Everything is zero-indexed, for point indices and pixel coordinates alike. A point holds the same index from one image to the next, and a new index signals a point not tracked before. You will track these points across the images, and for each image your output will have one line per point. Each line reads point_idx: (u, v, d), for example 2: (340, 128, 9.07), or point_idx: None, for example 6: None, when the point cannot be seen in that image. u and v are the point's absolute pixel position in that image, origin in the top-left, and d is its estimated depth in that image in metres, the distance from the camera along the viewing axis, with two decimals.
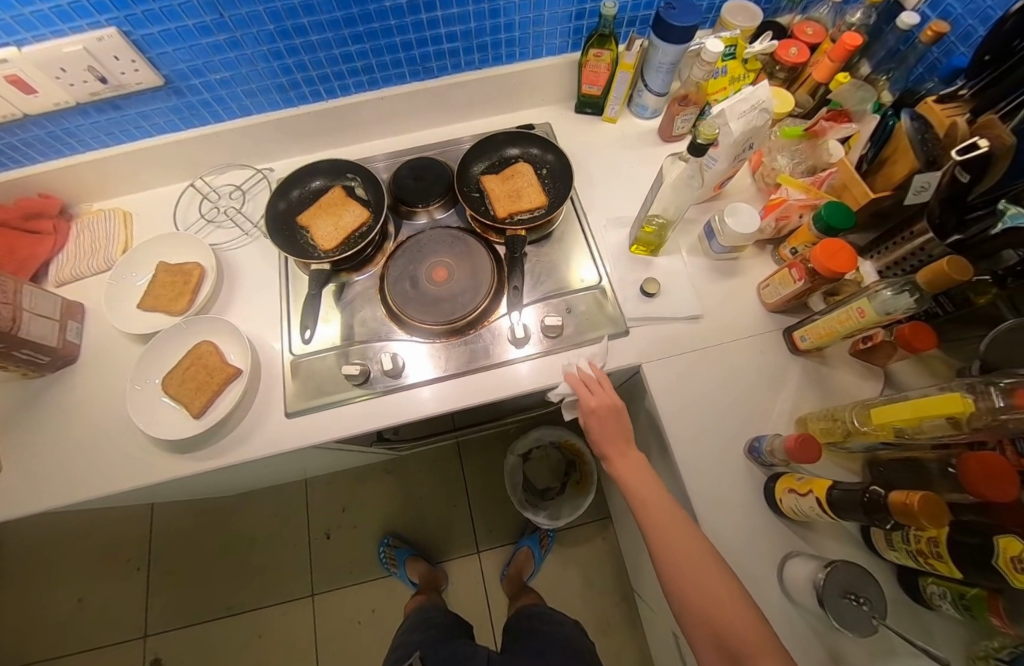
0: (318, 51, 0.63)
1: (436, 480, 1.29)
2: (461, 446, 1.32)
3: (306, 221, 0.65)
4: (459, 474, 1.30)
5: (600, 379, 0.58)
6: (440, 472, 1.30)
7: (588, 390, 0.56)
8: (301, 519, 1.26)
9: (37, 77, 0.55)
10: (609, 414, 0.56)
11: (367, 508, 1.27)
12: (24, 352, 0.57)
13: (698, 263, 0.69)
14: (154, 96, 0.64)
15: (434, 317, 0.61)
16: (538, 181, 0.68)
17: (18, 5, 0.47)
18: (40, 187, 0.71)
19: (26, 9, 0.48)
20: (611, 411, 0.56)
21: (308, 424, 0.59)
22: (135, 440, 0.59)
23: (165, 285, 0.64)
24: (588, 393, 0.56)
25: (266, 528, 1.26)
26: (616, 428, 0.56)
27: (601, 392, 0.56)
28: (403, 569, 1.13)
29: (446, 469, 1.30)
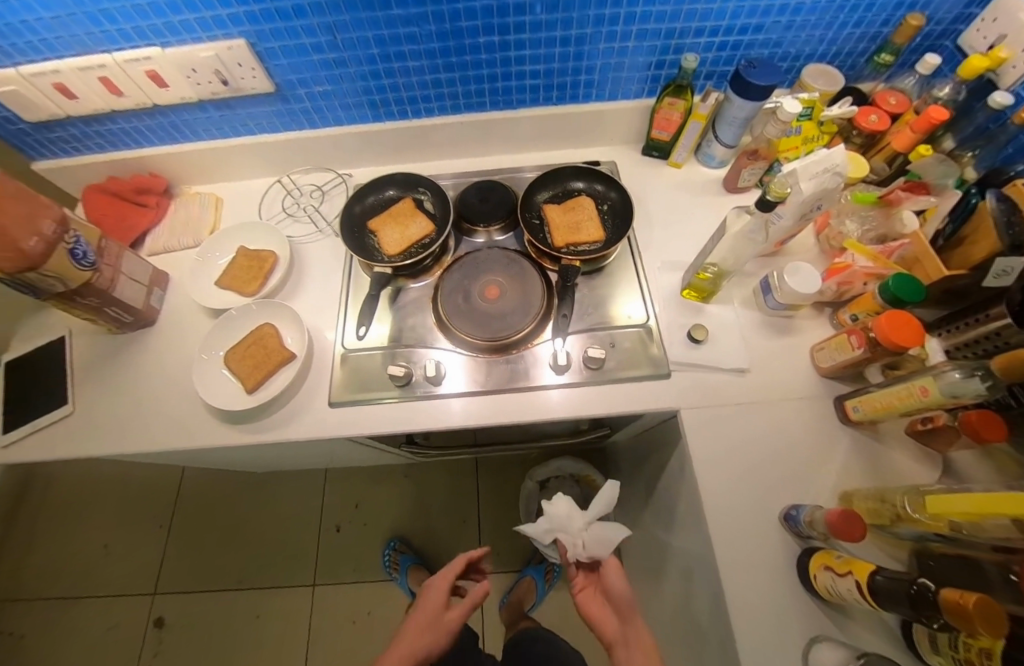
0: (412, 75, 0.69)
1: (449, 492, 1.30)
2: (478, 462, 1.33)
3: (375, 227, 0.70)
4: (472, 489, 1.30)
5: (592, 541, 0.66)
6: (454, 484, 1.31)
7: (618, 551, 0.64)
8: (315, 506, 1.29)
9: (171, 74, 0.65)
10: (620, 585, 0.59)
11: (380, 507, 1.29)
12: (112, 310, 0.66)
13: (751, 317, 0.68)
14: (263, 100, 0.71)
15: (482, 333, 0.63)
16: (597, 216, 0.70)
17: (178, 10, 0.56)
18: (152, 167, 0.80)
19: (175, 17, 0.57)
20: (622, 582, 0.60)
21: (348, 417, 0.61)
22: (191, 406, 0.64)
23: (242, 268, 0.71)
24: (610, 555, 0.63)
25: (280, 510, 1.30)
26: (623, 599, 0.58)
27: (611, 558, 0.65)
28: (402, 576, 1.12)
29: (461, 483, 1.31)
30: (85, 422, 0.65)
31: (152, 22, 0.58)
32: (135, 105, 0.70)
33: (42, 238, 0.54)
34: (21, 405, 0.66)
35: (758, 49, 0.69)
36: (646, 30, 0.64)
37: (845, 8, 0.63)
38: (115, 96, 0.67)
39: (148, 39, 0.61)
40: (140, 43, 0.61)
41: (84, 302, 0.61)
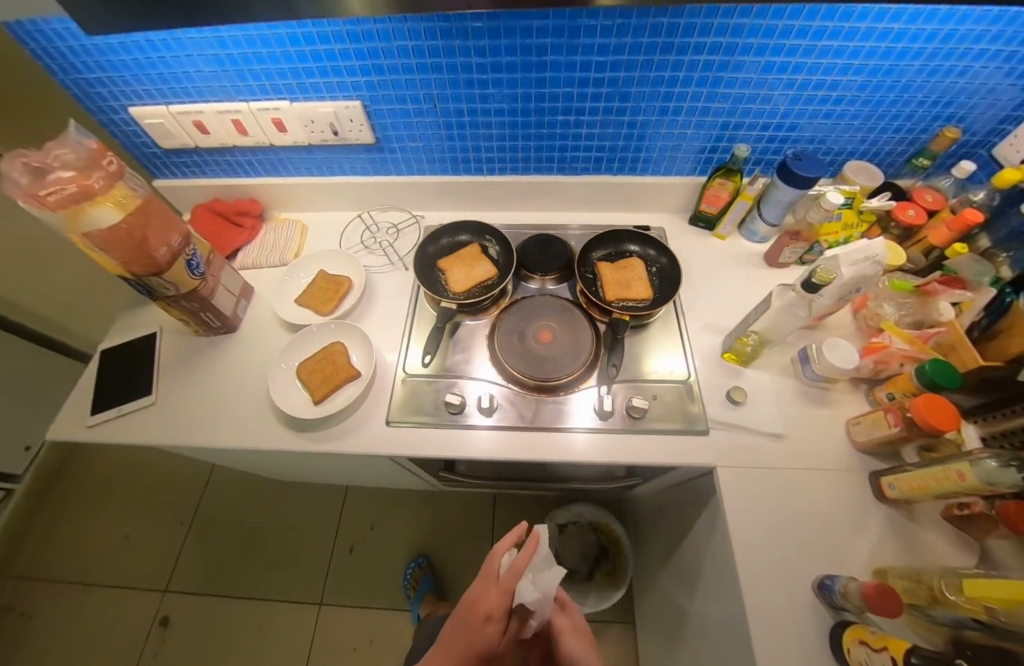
0: (493, 140, 0.80)
1: (464, 525, 1.30)
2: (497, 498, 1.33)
3: (445, 266, 0.78)
4: (488, 524, 1.30)
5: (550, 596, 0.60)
6: (470, 517, 1.31)
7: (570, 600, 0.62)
8: (331, 522, 1.31)
9: (292, 123, 0.76)
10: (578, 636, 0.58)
11: (394, 531, 1.30)
12: (205, 315, 0.74)
13: (789, 384, 0.71)
14: (363, 149, 0.82)
15: (536, 374, 0.69)
16: (646, 276, 0.76)
17: (317, 75, 0.69)
18: (253, 193, 0.91)
19: (308, 80, 0.70)
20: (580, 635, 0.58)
21: (403, 437, 0.66)
22: (260, 408, 0.70)
23: (319, 289, 0.79)
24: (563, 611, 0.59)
25: (298, 521, 1.32)
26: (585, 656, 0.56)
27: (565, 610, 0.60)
28: (417, 601, 1.13)
29: (476, 517, 1.31)
30: (163, 412, 0.71)
31: (289, 82, 0.70)
32: (254, 143, 0.81)
33: (168, 247, 0.63)
34: (108, 390, 0.73)
35: (803, 143, 0.77)
36: (704, 120, 0.74)
37: (886, 114, 0.71)
38: (240, 134, 0.79)
39: (282, 94, 0.72)
40: (274, 97, 0.73)
41: (184, 304, 0.70)
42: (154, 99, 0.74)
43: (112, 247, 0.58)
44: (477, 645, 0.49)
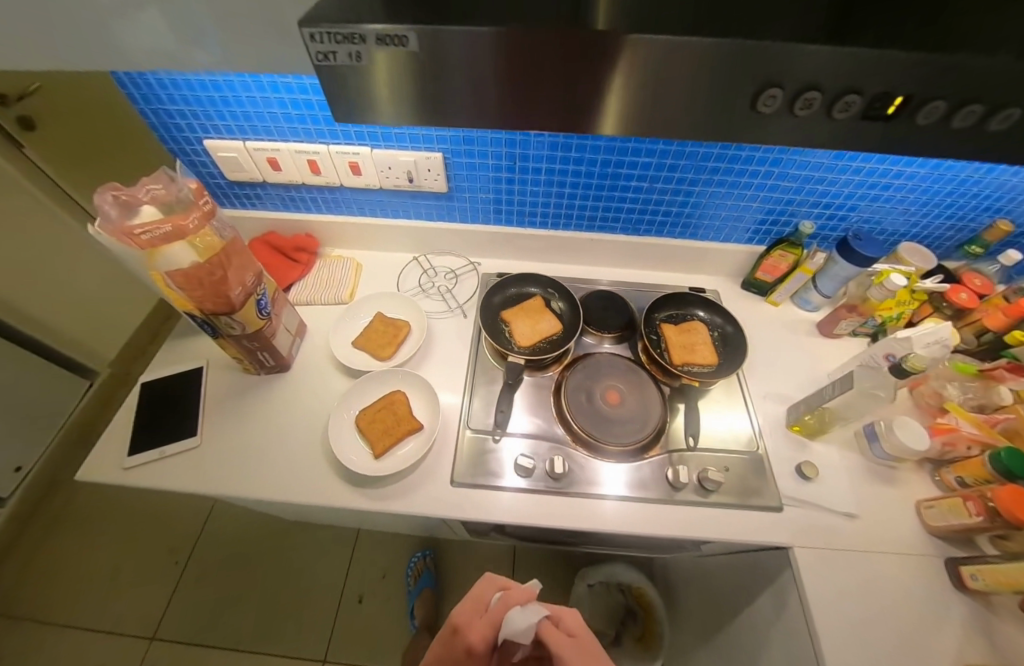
0: (564, 198, 0.82)
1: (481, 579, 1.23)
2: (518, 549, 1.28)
3: (509, 318, 0.78)
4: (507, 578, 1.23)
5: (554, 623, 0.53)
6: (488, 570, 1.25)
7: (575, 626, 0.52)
8: (340, 570, 1.23)
9: (368, 167, 0.76)
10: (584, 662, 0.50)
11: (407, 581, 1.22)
12: (262, 354, 0.71)
13: (856, 461, 0.71)
14: (434, 197, 0.83)
15: (606, 437, 0.68)
16: (709, 340, 0.77)
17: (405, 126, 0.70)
18: (310, 229, 0.90)
19: (395, 130, 0.71)
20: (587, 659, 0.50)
21: (470, 498, 0.64)
22: (315, 458, 0.67)
23: (378, 332, 0.78)
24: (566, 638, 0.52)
25: (305, 565, 1.24)
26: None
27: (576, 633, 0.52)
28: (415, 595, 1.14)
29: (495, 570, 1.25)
30: (209, 456, 0.67)
31: (374, 130, 0.71)
32: (325, 183, 0.81)
33: (242, 286, 0.61)
34: (149, 428, 0.69)
35: (862, 223, 0.81)
36: (771, 195, 0.77)
37: (944, 202, 0.75)
38: (313, 174, 0.79)
39: (364, 141, 0.73)
40: (355, 143, 0.74)
41: (245, 343, 0.67)
42: (232, 134, 0.74)
43: (191, 289, 0.56)
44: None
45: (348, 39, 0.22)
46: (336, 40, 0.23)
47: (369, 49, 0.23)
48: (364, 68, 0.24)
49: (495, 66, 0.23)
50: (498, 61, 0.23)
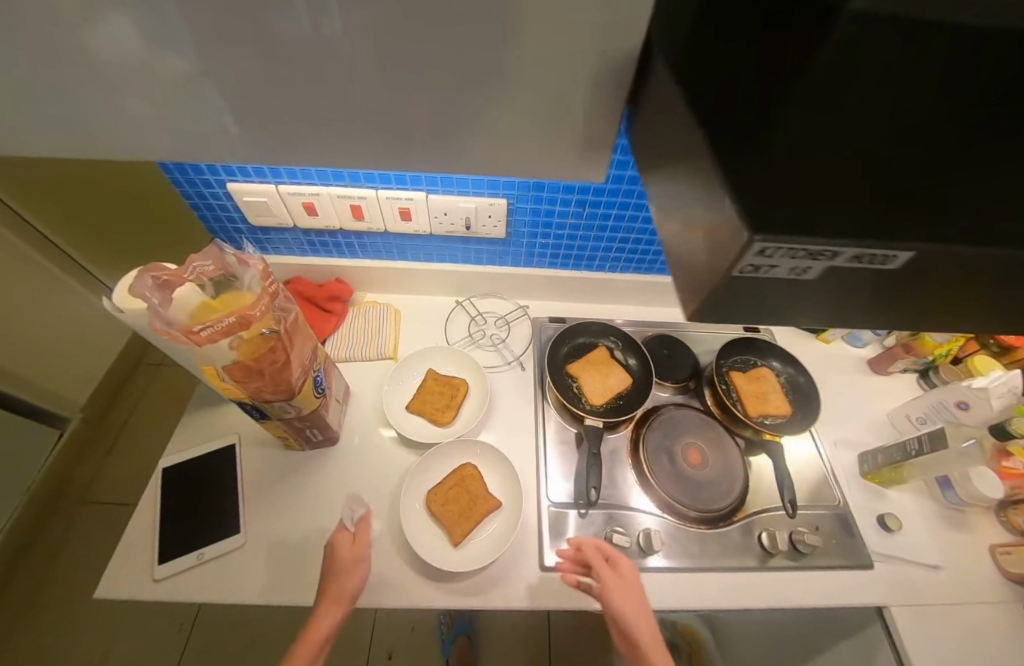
0: (627, 242, 0.77)
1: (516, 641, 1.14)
2: (551, 617, 1.16)
3: (576, 372, 0.73)
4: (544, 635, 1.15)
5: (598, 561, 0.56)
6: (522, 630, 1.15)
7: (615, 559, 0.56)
8: (364, 627, 1.14)
9: (420, 213, 0.68)
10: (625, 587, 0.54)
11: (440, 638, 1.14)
12: (313, 430, 0.63)
13: (930, 507, 0.71)
14: (488, 242, 0.77)
15: (692, 504, 0.66)
16: (779, 388, 0.75)
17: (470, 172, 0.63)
18: (341, 274, 0.81)
19: (457, 176, 0.63)
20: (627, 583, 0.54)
21: (564, 584, 0.58)
22: (382, 548, 0.60)
23: (433, 393, 0.72)
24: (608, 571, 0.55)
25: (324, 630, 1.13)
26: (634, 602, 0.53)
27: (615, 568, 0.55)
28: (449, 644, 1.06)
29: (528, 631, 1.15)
30: (256, 556, 0.59)
31: (432, 175, 0.63)
32: (368, 228, 0.72)
33: (302, 367, 0.53)
34: (180, 526, 0.60)
35: None
36: None
37: None
38: (355, 219, 0.70)
39: (419, 186, 0.65)
40: (408, 188, 0.66)
41: (296, 424, 0.59)
42: (263, 178, 0.64)
43: (249, 379, 0.47)
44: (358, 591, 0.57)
45: (812, 254, 0.20)
46: (790, 254, 0.19)
47: (817, 268, 0.21)
48: (796, 276, 0.22)
49: (909, 274, 0.22)
50: (910, 279, 0.22)
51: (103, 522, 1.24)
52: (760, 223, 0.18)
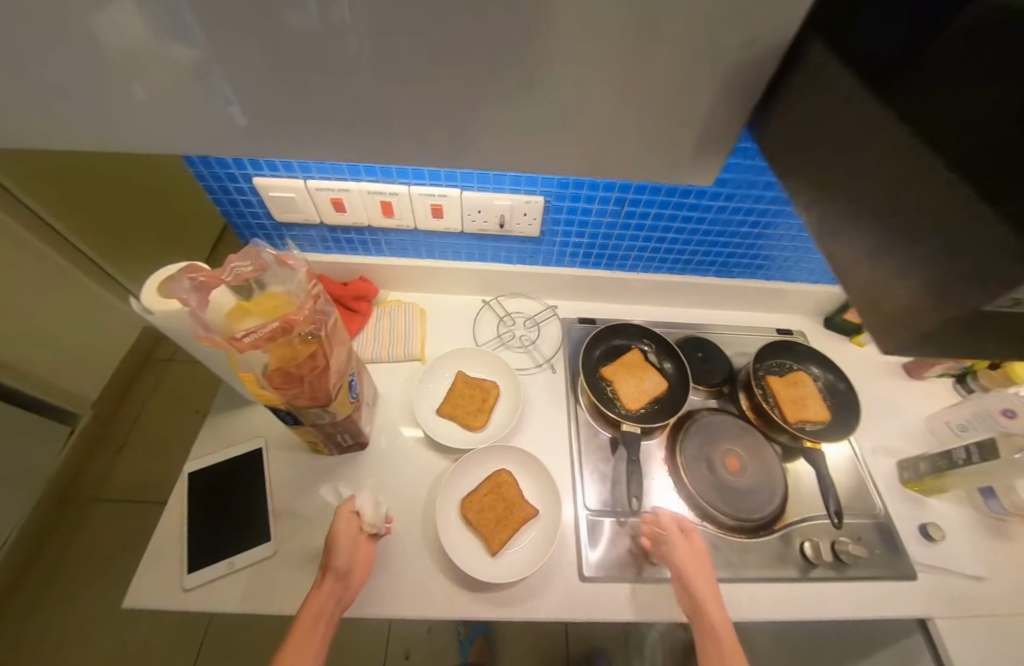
0: (663, 242, 0.74)
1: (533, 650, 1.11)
2: (568, 630, 1.13)
3: (611, 376, 0.71)
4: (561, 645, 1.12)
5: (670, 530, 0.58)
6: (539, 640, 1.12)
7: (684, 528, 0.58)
8: (380, 628, 1.13)
9: (453, 210, 0.66)
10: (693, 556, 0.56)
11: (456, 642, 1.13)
12: (345, 435, 0.61)
13: (972, 517, 0.70)
14: (519, 240, 0.74)
15: (733, 513, 0.64)
16: (818, 394, 0.73)
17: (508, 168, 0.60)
18: (365, 272, 0.79)
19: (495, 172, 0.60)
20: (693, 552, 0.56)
21: (605, 595, 0.57)
22: (417, 557, 0.59)
23: (463, 396, 0.70)
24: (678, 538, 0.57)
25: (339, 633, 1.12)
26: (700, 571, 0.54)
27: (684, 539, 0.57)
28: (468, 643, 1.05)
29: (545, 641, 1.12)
30: (288, 565, 0.58)
31: (469, 172, 0.61)
32: (397, 225, 0.70)
33: (338, 372, 0.51)
34: (208, 534, 0.58)
35: None
36: None
37: None
38: (384, 216, 0.67)
39: (453, 183, 0.63)
40: (443, 185, 0.63)
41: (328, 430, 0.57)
42: (291, 173, 0.61)
43: (288, 386, 0.45)
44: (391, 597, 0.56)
45: None
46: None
47: None
48: None
49: None
50: None
51: (115, 520, 1.22)
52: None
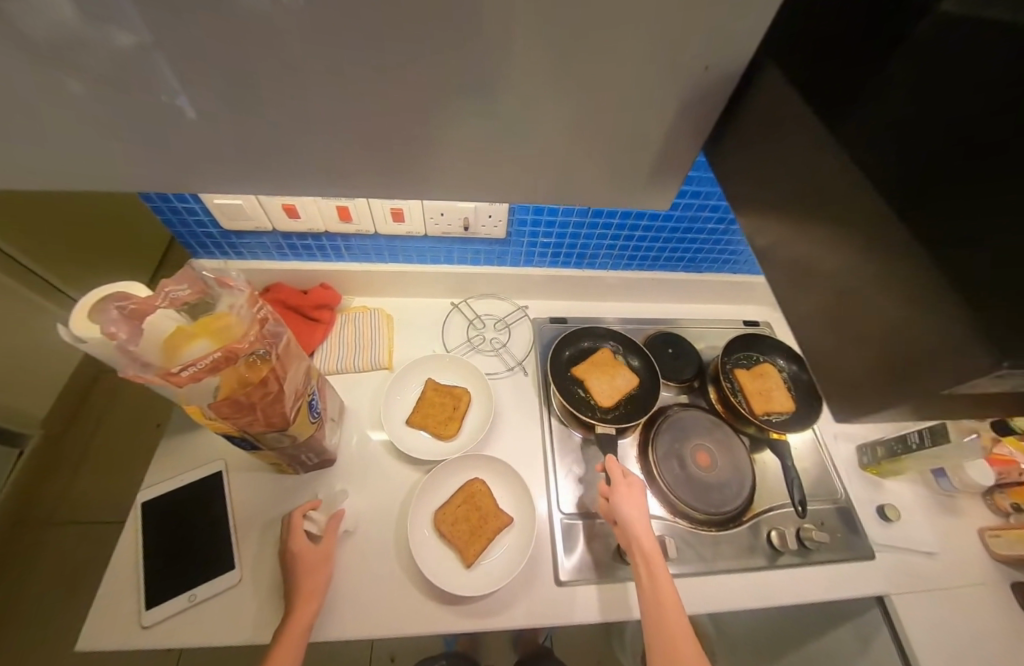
0: (630, 240, 0.74)
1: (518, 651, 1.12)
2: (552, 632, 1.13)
3: (582, 375, 0.71)
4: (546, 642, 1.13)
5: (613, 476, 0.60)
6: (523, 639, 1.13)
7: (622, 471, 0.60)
8: (362, 647, 1.11)
9: (414, 214, 0.63)
10: (633, 499, 0.57)
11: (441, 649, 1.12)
12: (308, 454, 0.59)
13: (923, 495, 0.74)
14: (486, 242, 0.72)
15: (703, 506, 0.65)
16: (784, 384, 0.74)
17: None
18: (326, 279, 0.75)
19: None
20: (635, 496, 0.57)
21: (580, 598, 0.57)
22: (390, 573, 0.58)
23: (434, 405, 0.68)
24: (619, 480, 0.59)
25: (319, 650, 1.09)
26: (640, 514, 0.56)
27: (626, 483, 0.59)
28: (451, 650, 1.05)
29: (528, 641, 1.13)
30: (255, 593, 0.55)
31: None
32: (356, 230, 0.66)
33: (295, 392, 0.49)
34: (165, 568, 0.55)
35: None
36: None
37: None
38: (341, 221, 0.64)
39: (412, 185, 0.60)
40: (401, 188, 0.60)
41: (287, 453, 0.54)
42: None
43: (240, 415, 0.43)
44: (364, 617, 0.55)
45: None
46: None
47: None
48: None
49: None
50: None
51: (72, 548, 1.15)
52: (1007, 350, 0.16)
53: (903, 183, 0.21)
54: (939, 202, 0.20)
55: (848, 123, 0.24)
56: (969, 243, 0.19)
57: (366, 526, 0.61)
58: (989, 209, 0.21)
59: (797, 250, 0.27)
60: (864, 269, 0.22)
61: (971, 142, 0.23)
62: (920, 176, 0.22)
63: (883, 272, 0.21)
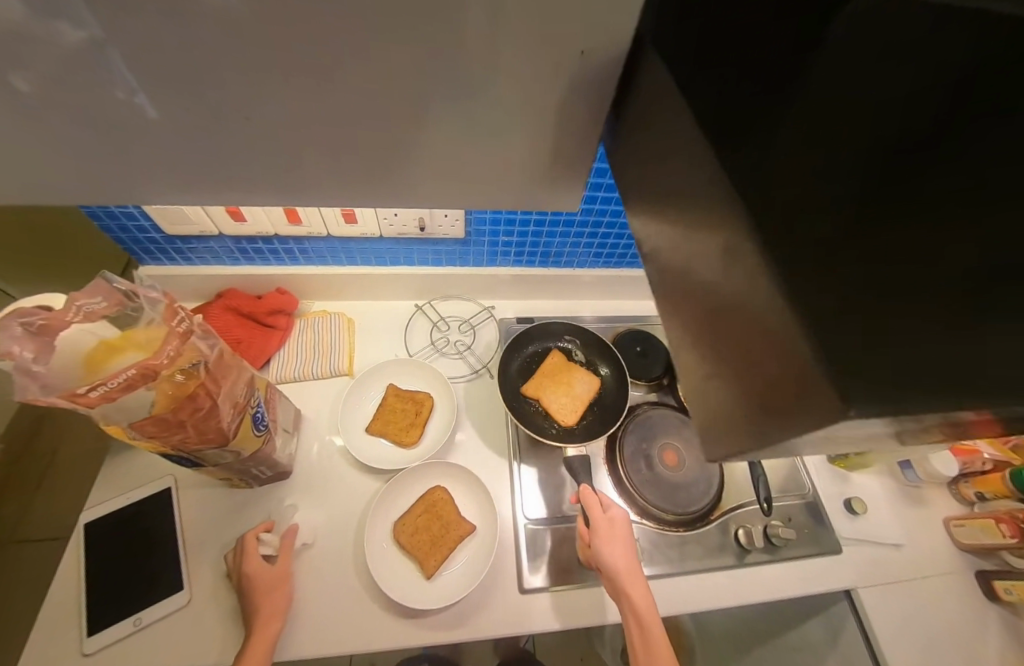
0: (594, 238, 0.72)
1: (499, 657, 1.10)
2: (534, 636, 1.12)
3: (537, 393, 0.68)
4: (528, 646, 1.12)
5: (593, 509, 0.57)
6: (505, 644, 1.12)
7: (602, 504, 0.57)
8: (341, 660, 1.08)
9: (366, 214, 0.61)
10: (615, 536, 0.54)
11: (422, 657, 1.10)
12: (259, 469, 0.57)
13: (891, 487, 0.74)
14: (445, 242, 0.69)
15: (671, 507, 0.65)
16: None
17: None
18: (281, 284, 0.72)
19: None
20: (617, 531, 0.55)
21: (544, 605, 0.56)
22: (348, 587, 0.56)
23: (394, 412, 0.66)
24: (600, 514, 0.56)
25: None
26: (624, 551, 0.53)
27: (607, 518, 0.56)
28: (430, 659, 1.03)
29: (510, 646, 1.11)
30: (205, 613, 0.53)
31: None
32: (307, 232, 0.63)
33: (234, 406, 0.47)
34: (107, 593, 0.52)
35: None
36: None
37: None
38: (290, 223, 0.61)
39: None
40: None
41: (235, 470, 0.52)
42: None
43: (169, 434, 0.41)
44: (318, 634, 0.53)
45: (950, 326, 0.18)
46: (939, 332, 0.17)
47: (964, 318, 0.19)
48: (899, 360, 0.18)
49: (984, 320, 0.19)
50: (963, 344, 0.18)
51: None
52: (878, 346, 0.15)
53: (795, 176, 0.21)
54: (831, 195, 0.20)
55: (753, 114, 0.23)
56: (855, 238, 0.19)
57: (324, 540, 0.59)
58: (884, 202, 0.21)
59: (674, 251, 0.26)
60: (721, 269, 0.21)
61: (874, 134, 0.22)
62: (821, 170, 0.21)
63: (742, 272, 0.19)
